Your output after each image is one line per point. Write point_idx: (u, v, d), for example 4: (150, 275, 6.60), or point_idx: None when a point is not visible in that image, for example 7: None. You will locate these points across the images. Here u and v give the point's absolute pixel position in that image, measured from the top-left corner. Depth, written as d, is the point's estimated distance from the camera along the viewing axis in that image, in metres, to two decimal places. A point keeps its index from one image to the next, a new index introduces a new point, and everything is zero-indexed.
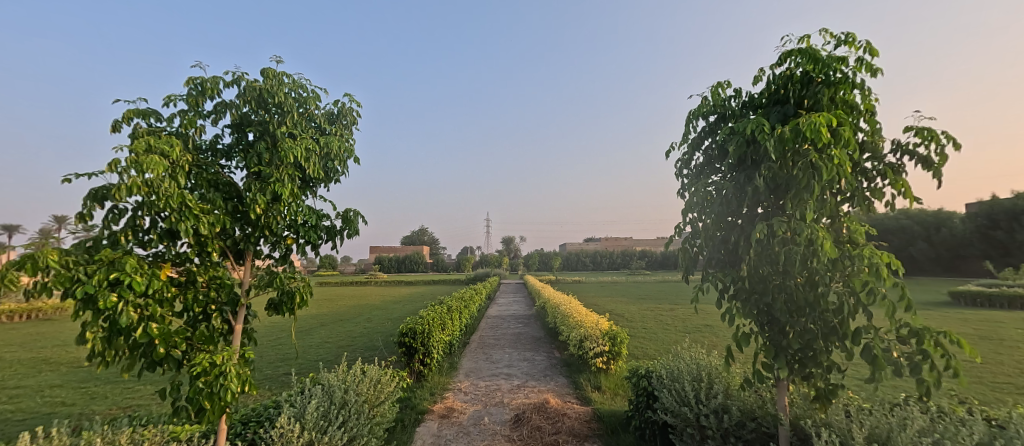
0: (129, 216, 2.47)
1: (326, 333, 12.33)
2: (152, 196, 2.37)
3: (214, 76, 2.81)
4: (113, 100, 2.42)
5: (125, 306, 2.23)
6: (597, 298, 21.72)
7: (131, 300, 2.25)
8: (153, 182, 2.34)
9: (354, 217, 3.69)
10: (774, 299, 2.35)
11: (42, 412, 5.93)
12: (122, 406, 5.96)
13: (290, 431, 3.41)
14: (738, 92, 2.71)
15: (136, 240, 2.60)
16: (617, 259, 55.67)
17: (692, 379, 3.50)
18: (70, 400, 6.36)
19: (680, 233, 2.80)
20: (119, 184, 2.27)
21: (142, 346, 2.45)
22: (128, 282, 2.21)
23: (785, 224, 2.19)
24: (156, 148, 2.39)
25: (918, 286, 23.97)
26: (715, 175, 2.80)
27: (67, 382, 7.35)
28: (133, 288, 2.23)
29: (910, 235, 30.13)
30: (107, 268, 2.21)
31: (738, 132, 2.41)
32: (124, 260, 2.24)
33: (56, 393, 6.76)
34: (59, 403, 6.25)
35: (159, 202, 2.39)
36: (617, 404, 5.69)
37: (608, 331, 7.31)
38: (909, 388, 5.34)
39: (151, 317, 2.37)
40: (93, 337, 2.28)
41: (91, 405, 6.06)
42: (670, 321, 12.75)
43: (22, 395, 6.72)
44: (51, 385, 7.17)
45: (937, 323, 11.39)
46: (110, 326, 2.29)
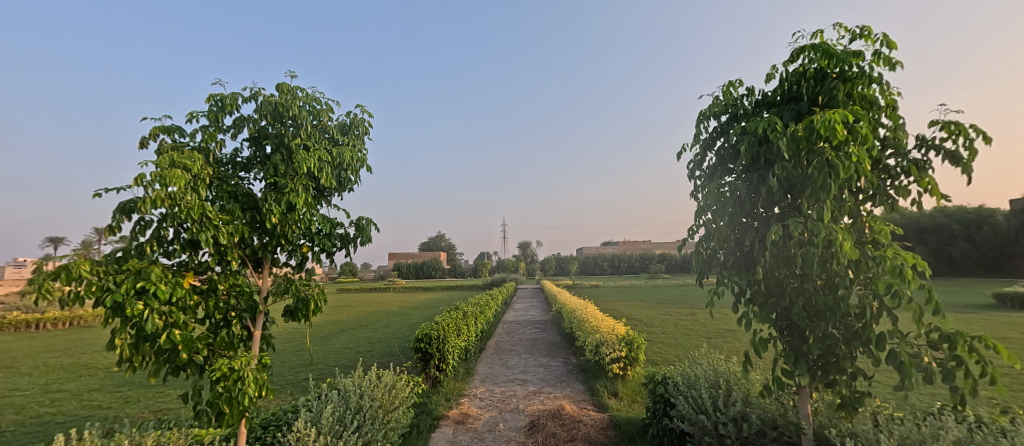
0: (154, 228, 2.50)
1: (346, 338, 12.39)
2: (175, 209, 2.40)
3: (232, 92, 2.87)
4: (139, 118, 2.51)
5: (150, 314, 2.26)
6: (615, 303, 21.42)
7: (156, 308, 2.29)
8: (176, 194, 2.38)
9: (367, 224, 3.68)
10: (792, 303, 2.27)
11: (80, 415, 6.05)
12: (154, 410, 6.04)
13: (307, 434, 3.39)
14: (751, 90, 2.64)
15: (162, 250, 2.63)
16: (635, 263, 55.09)
17: (710, 386, 3.41)
18: (106, 403, 6.46)
19: (693, 236, 2.72)
20: (144, 197, 2.31)
21: (166, 353, 2.48)
22: (154, 290, 2.25)
23: (801, 224, 2.11)
24: (179, 162, 2.43)
25: (957, 288, 23.10)
26: (729, 176, 2.72)
27: (103, 386, 7.49)
28: (158, 297, 2.26)
29: (949, 234, 29.18)
30: (134, 277, 2.25)
31: (750, 132, 2.34)
32: (150, 269, 2.28)
33: (93, 396, 6.88)
34: (95, 406, 6.36)
35: (182, 214, 2.42)
36: (634, 412, 5.57)
37: (625, 337, 7.17)
38: (949, 397, 5.11)
39: (174, 324, 2.40)
40: (121, 343, 2.32)
41: (124, 408, 6.15)
42: (692, 326, 12.50)
43: (61, 398, 6.85)
44: (87, 389, 7.30)
45: (981, 328, 10.92)
46: (138, 333, 2.33)
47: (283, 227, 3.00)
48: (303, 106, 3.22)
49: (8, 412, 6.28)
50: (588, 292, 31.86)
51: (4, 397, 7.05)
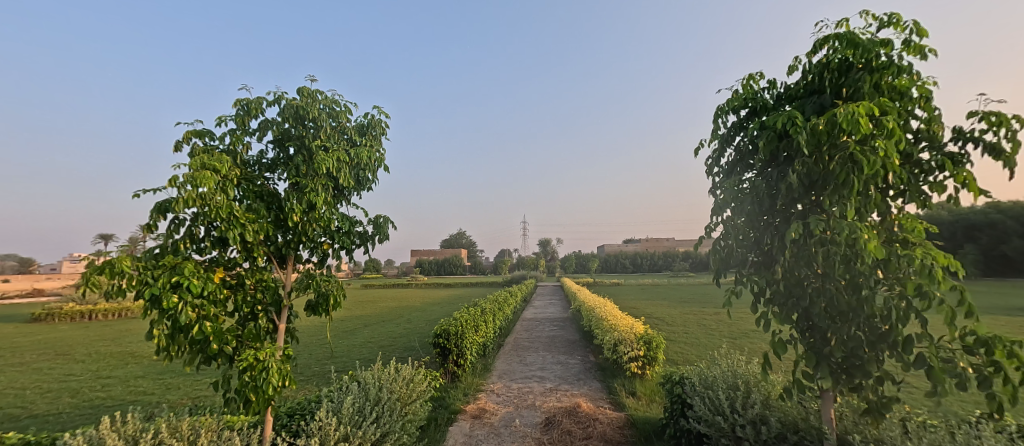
0: (188, 226, 2.56)
1: (369, 333, 12.56)
2: (206, 208, 2.46)
3: (257, 96, 2.94)
4: (172, 122, 2.61)
5: (184, 307, 2.35)
6: (639, 301, 21.09)
7: (189, 301, 2.37)
8: (206, 194, 2.43)
9: (385, 222, 3.70)
10: (812, 304, 2.19)
11: (126, 400, 6.26)
12: (192, 396, 6.21)
13: (328, 424, 3.43)
14: (772, 83, 2.55)
15: (195, 247, 2.68)
16: (658, 261, 54.31)
17: (728, 386, 3.33)
18: (149, 390, 6.69)
19: (710, 233, 2.65)
20: (177, 197, 2.36)
21: (199, 343, 2.57)
22: (187, 284, 2.34)
23: (823, 222, 2.03)
24: (209, 165, 2.48)
25: (1008, 290, 21.91)
26: (748, 173, 2.64)
27: (147, 373, 7.75)
28: (191, 291, 2.35)
29: (1002, 232, 27.69)
30: (170, 272, 2.33)
31: (769, 126, 2.27)
32: (183, 264, 2.36)
33: (138, 383, 7.12)
34: (140, 392, 6.58)
35: (211, 213, 2.47)
36: (652, 411, 5.48)
37: (643, 336, 7.07)
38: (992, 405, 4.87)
39: (205, 316, 2.47)
40: (159, 334, 2.42)
41: (166, 395, 6.34)
42: (716, 326, 12.23)
43: (110, 384, 7.11)
44: (133, 376, 7.57)
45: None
46: (173, 325, 2.42)
47: (305, 224, 3.03)
48: (323, 108, 3.24)
49: (63, 395, 6.54)
50: (607, 289, 31.62)
51: (60, 381, 7.37)
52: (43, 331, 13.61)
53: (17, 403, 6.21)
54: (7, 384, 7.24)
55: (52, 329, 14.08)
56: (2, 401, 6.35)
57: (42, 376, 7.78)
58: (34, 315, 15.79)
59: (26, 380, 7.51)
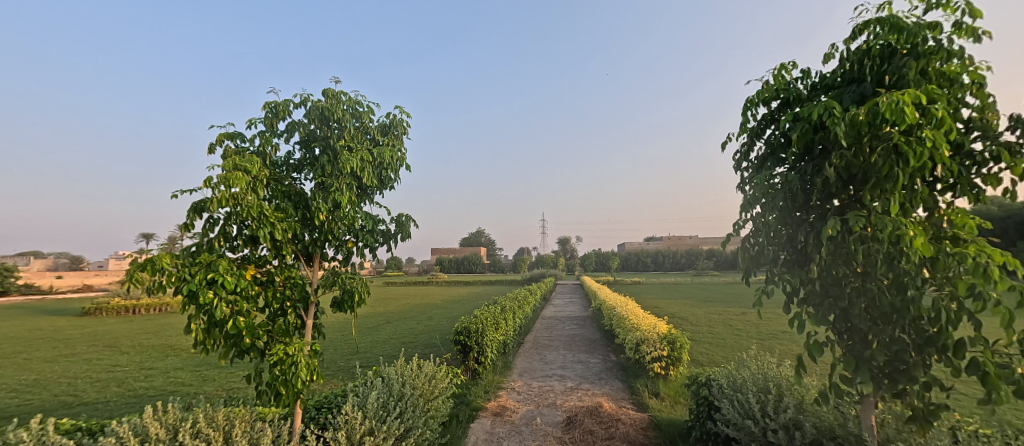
0: (222, 225, 2.61)
1: (392, 329, 12.70)
2: (238, 208, 2.51)
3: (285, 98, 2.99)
4: (206, 125, 2.69)
5: (219, 302, 2.40)
6: (660, 300, 20.75)
7: (224, 297, 2.42)
8: (239, 194, 2.48)
9: (407, 220, 3.70)
10: (852, 305, 2.08)
11: (166, 390, 6.50)
12: (227, 388, 6.40)
13: (354, 418, 3.46)
14: (807, 72, 2.43)
15: (228, 245, 2.73)
16: (681, 260, 53.42)
17: (758, 390, 3.22)
18: (187, 381, 6.92)
19: (740, 231, 2.55)
20: (211, 197, 2.41)
21: (233, 337, 2.63)
22: (222, 281, 2.39)
23: (864, 218, 1.92)
24: (241, 165, 2.53)
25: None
26: (780, 167, 2.53)
27: (186, 365, 8.03)
28: (225, 287, 2.40)
29: None
30: (205, 269, 2.39)
31: (803, 118, 2.16)
32: (218, 262, 2.41)
33: (177, 374, 7.39)
34: (179, 383, 6.82)
35: (243, 212, 2.52)
36: (677, 413, 5.35)
37: (667, 335, 6.92)
38: None
39: (239, 312, 2.52)
40: (196, 328, 2.48)
41: (203, 386, 6.55)
42: (743, 327, 11.92)
43: (152, 374, 7.40)
44: (173, 367, 7.86)
45: None
46: (209, 319, 2.48)
47: (330, 223, 3.07)
48: (347, 109, 3.26)
49: (110, 385, 6.84)
50: (628, 288, 31.24)
51: (107, 371, 7.72)
52: (91, 324, 14.34)
53: (68, 391, 6.52)
54: (60, 373, 7.62)
55: (98, 322, 14.81)
56: (55, 389, 6.69)
57: (91, 366, 8.16)
58: (84, 309, 16.64)
59: (77, 369, 7.90)
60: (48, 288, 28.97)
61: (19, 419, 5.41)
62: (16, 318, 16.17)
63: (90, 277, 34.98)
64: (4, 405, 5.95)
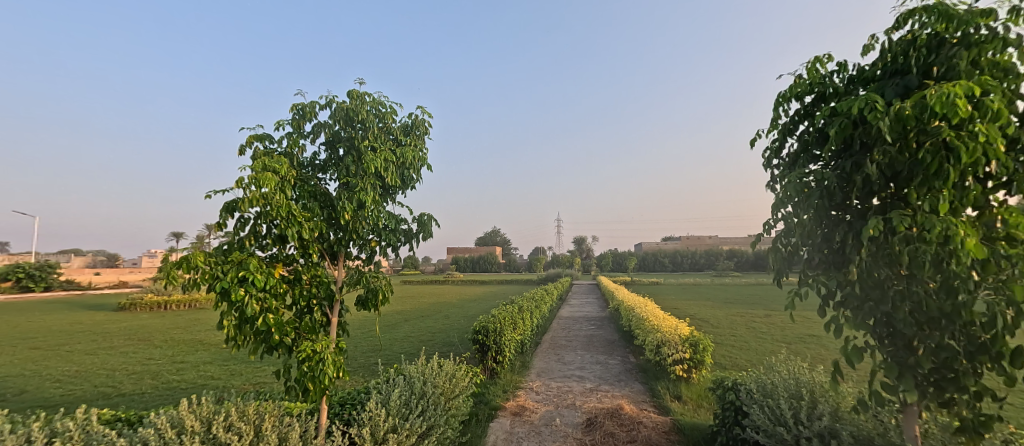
0: (252, 224, 2.67)
1: (410, 328, 12.83)
2: (268, 207, 2.55)
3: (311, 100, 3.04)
4: (238, 128, 2.76)
5: (249, 300, 2.45)
6: (680, 301, 20.41)
7: (254, 294, 2.47)
8: (268, 194, 2.53)
9: (429, 220, 3.71)
10: (895, 309, 1.98)
11: (197, 383, 6.71)
12: (254, 383, 6.56)
13: (377, 414, 3.49)
14: (843, 65, 2.33)
15: (257, 244, 2.78)
16: (702, 261, 52.44)
17: (790, 396, 3.12)
18: (216, 375, 7.13)
19: (771, 231, 2.47)
20: (242, 197, 2.46)
21: (262, 333, 2.68)
22: (252, 279, 2.44)
23: (909, 218, 1.83)
24: (271, 166, 2.58)
25: None
26: (814, 165, 2.43)
27: (215, 359, 8.27)
28: (255, 285, 2.45)
29: None
30: (237, 267, 2.45)
31: (841, 112, 2.08)
32: (249, 260, 2.47)
33: (207, 367, 7.63)
34: (209, 376, 7.03)
35: (272, 212, 2.57)
36: (700, 417, 5.24)
37: (689, 338, 6.77)
38: None
39: (269, 309, 2.58)
40: (228, 324, 2.54)
41: (231, 380, 6.73)
42: (768, 330, 11.60)
43: (184, 368, 7.65)
44: (203, 361, 8.11)
45: None
46: (240, 316, 2.53)
47: (354, 223, 3.10)
48: (371, 110, 3.29)
49: (145, 377, 7.10)
50: (648, 288, 30.84)
51: (142, 364, 8.01)
52: (126, 319, 14.94)
53: (107, 382, 6.80)
54: (99, 365, 7.95)
55: (133, 317, 15.42)
56: (94, 380, 6.97)
57: (128, 359, 8.49)
58: (121, 304, 17.36)
59: (115, 362, 8.22)
60: (87, 284, 30.42)
61: (62, 408, 5.66)
62: (58, 312, 16.96)
63: (128, 274, 36.58)
64: (49, 395, 6.24)
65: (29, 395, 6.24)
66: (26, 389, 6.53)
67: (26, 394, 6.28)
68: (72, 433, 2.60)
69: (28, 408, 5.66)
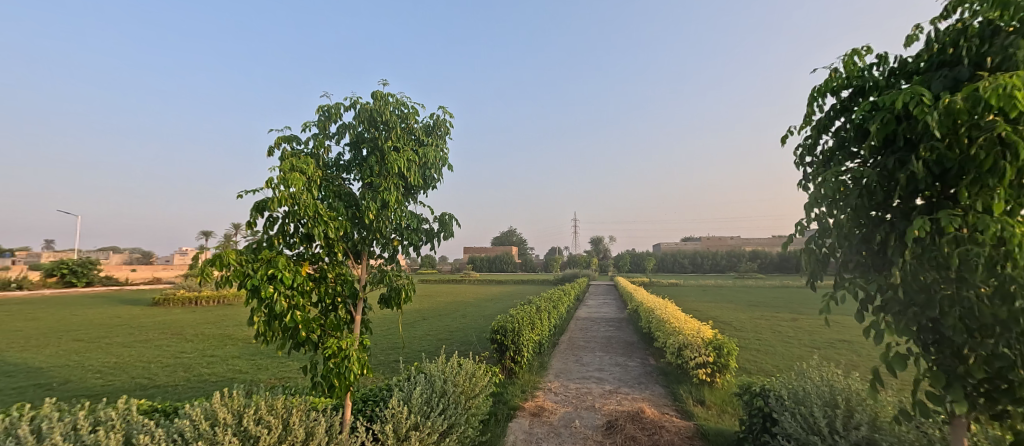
0: (281, 223, 2.71)
1: (429, 326, 12.92)
2: (296, 207, 2.60)
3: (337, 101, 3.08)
4: (266, 130, 2.82)
5: (278, 297, 2.50)
6: (701, 304, 19.99)
7: (282, 291, 2.52)
8: (296, 194, 2.57)
9: (450, 219, 3.72)
10: (943, 315, 1.87)
11: (226, 376, 6.90)
12: (279, 377, 6.72)
13: (399, 412, 3.50)
14: (884, 57, 2.22)
15: (285, 242, 2.83)
16: (726, 263, 51.32)
17: (824, 403, 2.99)
18: (244, 369, 7.32)
19: (805, 232, 2.37)
20: (272, 196, 2.51)
21: (290, 329, 2.72)
22: (280, 276, 2.49)
23: (960, 218, 1.73)
24: (299, 167, 2.62)
25: None
26: (852, 162, 2.33)
27: (243, 354, 8.50)
28: (284, 282, 2.50)
29: None
30: (267, 264, 2.49)
31: (884, 106, 1.97)
32: (278, 258, 2.51)
33: (235, 362, 7.84)
34: (237, 370, 7.23)
35: (300, 211, 2.61)
36: (725, 423, 5.10)
37: (713, 341, 6.60)
38: None
39: (296, 306, 2.62)
40: (257, 320, 2.58)
41: (258, 374, 6.91)
42: (795, 334, 11.24)
43: (214, 362, 7.89)
44: (231, 356, 8.35)
45: None
46: (270, 312, 2.58)
47: (378, 223, 3.12)
48: (394, 111, 3.31)
49: (178, 369, 7.35)
50: (669, 289, 30.33)
51: (175, 357, 8.30)
52: (159, 313, 15.51)
53: (143, 374, 7.07)
54: (135, 358, 8.27)
55: (165, 312, 16.01)
56: (132, 371, 7.26)
57: (162, 352, 8.80)
58: (155, 300, 18.08)
59: (149, 355, 8.54)
60: (124, 279, 31.79)
61: (104, 398, 5.91)
62: (97, 306, 17.71)
63: (162, 271, 38.11)
64: (91, 385, 6.53)
65: (73, 384, 6.54)
66: (70, 379, 6.85)
67: (70, 384, 6.58)
68: (114, 422, 2.70)
69: (73, 396, 5.94)
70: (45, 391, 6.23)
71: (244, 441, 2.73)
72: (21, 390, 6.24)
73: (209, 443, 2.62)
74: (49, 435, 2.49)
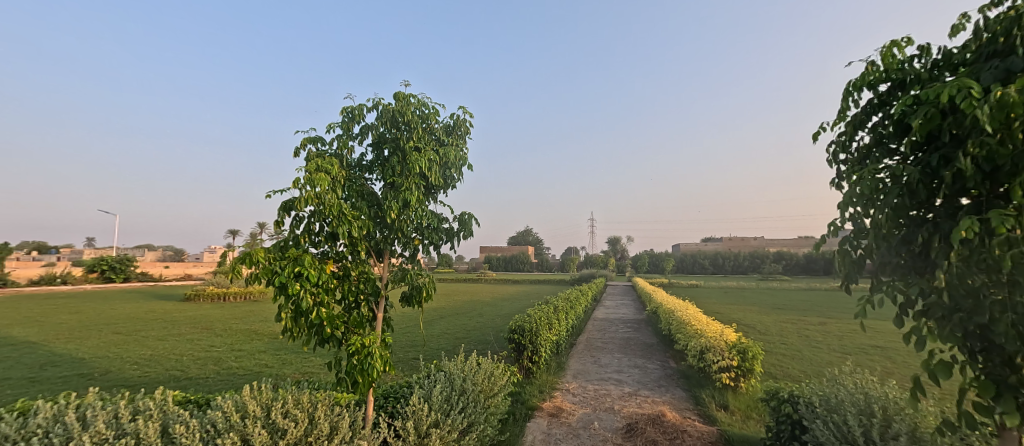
0: (306, 222, 2.75)
1: (448, 325, 12.99)
2: (321, 206, 2.63)
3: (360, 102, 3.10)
4: (293, 132, 2.87)
5: (304, 294, 2.54)
6: (723, 306, 19.55)
7: (308, 289, 2.56)
8: (322, 194, 2.60)
9: (470, 219, 3.71)
10: (994, 321, 1.76)
11: (252, 370, 7.08)
12: (303, 372, 6.85)
13: (420, 409, 3.52)
14: (926, 49, 2.11)
15: (311, 241, 2.86)
16: (750, 265, 50.10)
17: (858, 412, 2.87)
18: (270, 363, 7.50)
19: (839, 233, 2.26)
20: (299, 196, 2.55)
21: (315, 326, 2.75)
22: (306, 274, 2.52)
23: (1013, 218, 1.62)
24: (323, 167, 2.65)
25: None
26: (890, 159, 2.21)
27: (269, 348, 8.70)
28: (309, 280, 2.54)
29: None
30: (294, 263, 2.53)
31: (927, 100, 1.87)
32: (304, 256, 2.54)
33: (262, 356, 8.04)
34: (263, 364, 7.41)
35: (326, 211, 2.64)
36: (750, 429, 4.96)
37: (737, 345, 6.43)
38: None
39: (321, 303, 2.65)
40: (284, 317, 2.62)
41: (283, 369, 7.07)
42: (823, 338, 10.88)
43: (241, 356, 8.10)
44: (258, 350, 8.56)
45: None
46: (296, 309, 2.62)
47: (399, 222, 3.14)
48: (415, 111, 3.32)
49: (208, 363, 7.58)
50: (690, 291, 29.77)
51: (205, 351, 8.56)
52: (190, 308, 16.03)
53: (176, 366, 7.31)
54: (169, 350, 8.56)
55: (195, 307, 16.53)
56: (166, 363, 7.52)
57: (193, 345, 9.09)
58: (185, 295, 18.69)
59: (181, 348, 8.83)
60: (156, 275, 32.98)
61: (141, 388, 6.14)
62: (132, 300, 18.44)
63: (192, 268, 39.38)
64: (128, 375, 6.79)
65: (112, 375, 6.82)
66: (110, 369, 7.14)
67: (110, 374, 6.86)
68: (151, 411, 2.77)
69: (113, 386, 6.19)
70: (87, 380, 6.51)
71: (272, 434, 2.77)
72: (66, 379, 6.54)
73: (239, 435, 2.68)
74: (93, 422, 2.59)
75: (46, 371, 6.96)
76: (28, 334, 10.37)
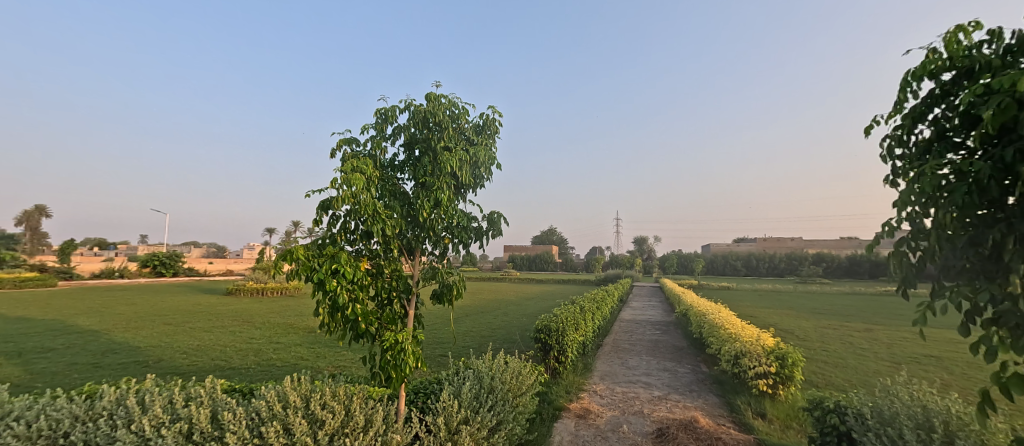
0: (342, 221, 2.78)
1: (475, 323, 13.05)
2: (357, 205, 2.66)
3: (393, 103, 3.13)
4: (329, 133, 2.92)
5: (340, 291, 2.58)
6: (758, 309, 18.82)
7: (344, 285, 2.59)
8: (358, 193, 2.63)
9: (499, 218, 3.68)
10: None
11: (289, 362, 7.32)
12: (337, 365, 7.03)
13: (450, 405, 3.52)
14: (998, 33, 1.93)
15: (346, 239, 2.90)
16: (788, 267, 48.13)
17: (916, 426, 2.67)
18: (305, 356, 7.73)
19: (896, 233, 2.10)
20: (336, 195, 2.58)
21: (350, 321, 2.79)
22: (342, 271, 2.56)
23: None
24: (359, 168, 2.68)
25: None
26: (954, 154, 2.04)
27: (304, 342, 8.98)
28: (345, 277, 2.58)
29: None
30: (331, 260, 2.57)
31: (1001, 89, 1.70)
32: (341, 254, 2.58)
33: (298, 349, 8.30)
34: (300, 357, 7.65)
35: (361, 210, 2.68)
36: (790, 439, 4.73)
37: (775, 350, 6.14)
38: None
39: (356, 299, 2.68)
40: (321, 312, 2.66)
41: (318, 362, 7.28)
42: (869, 346, 10.30)
43: (279, 348, 8.40)
44: (295, 343, 8.85)
45: None
46: (333, 305, 2.66)
47: (430, 221, 3.14)
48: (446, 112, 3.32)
49: (249, 354, 7.88)
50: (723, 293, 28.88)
51: (247, 343, 8.91)
52: (231, 302, 16.75)
53: (220, 356, 7.64)
54: (214, 341, 8.98)
55: (235, 301, 17.27)
56: (212, 354, 7.88)
57: (235, 337, 9.50)
58: (227, 289, 19.56)
59: (225, 339, 9.24)
60: (201, 270, 34.67)
61: (191, 376, 6.46)
62: (180, 294, 19.45)
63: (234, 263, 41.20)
64: (179, 364, 7.15)
65: (165, 362, 7.20)
66: (162, 357, 7.55)
67: (163, 362, 7.25)
68: (202, 397, 2.88)
69: (166, 373, 6.54)
70: (143, 367, 6.89)
71: (311, 424, 2.83)
72: (124, 365, 6.95)
73: (281, 423, 2.75)
74: (150, 406, 2.71)
75: (107, 357, 7.43)
76: (91, 323, 11.11)
